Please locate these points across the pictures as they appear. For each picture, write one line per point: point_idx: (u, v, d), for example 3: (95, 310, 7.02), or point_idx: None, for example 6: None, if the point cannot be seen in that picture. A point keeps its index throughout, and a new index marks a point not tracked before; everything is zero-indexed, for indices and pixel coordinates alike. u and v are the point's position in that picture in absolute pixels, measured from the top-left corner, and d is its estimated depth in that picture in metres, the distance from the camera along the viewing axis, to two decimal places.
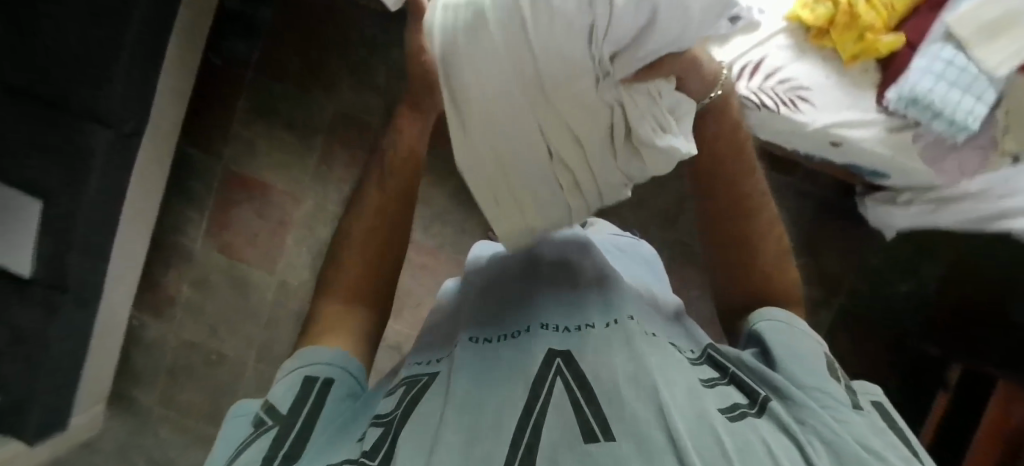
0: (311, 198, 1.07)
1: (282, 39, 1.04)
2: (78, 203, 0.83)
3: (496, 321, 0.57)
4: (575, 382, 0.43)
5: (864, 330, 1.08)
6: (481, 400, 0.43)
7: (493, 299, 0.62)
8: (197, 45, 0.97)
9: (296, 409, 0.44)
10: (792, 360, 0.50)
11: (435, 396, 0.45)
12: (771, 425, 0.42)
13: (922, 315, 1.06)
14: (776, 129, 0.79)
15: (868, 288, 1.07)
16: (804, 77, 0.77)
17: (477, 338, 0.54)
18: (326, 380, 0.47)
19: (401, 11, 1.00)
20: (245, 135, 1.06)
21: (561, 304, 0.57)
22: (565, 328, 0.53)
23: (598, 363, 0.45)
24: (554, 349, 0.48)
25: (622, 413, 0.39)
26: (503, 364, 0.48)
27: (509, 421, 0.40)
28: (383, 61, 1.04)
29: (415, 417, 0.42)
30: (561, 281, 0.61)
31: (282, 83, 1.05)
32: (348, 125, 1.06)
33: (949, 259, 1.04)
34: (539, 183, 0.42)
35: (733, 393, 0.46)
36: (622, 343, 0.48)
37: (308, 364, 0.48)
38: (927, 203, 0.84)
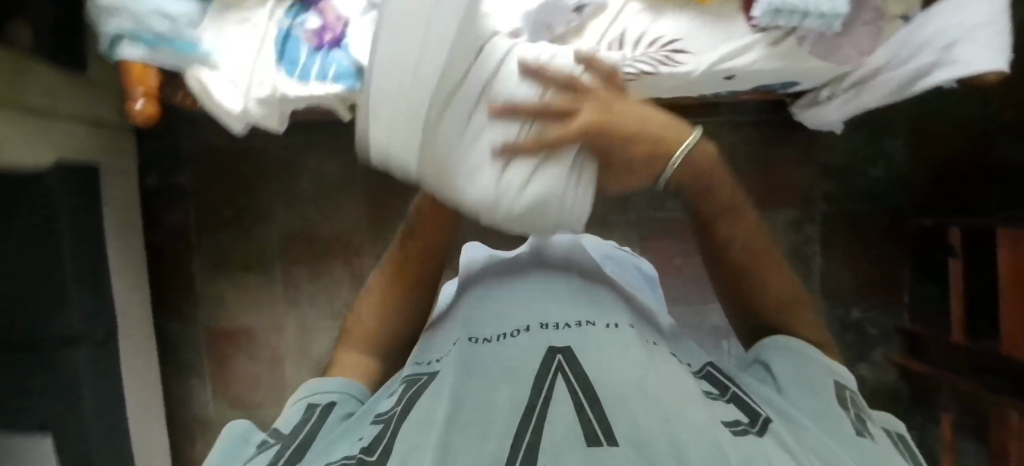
0: (291, 322, 1.09)
1: (205, 193, 1.08)
2: (84, 426, 0.86)
3: (498, 320, 0.60)
4: (576, 382, 0.45)
5: (854, 226, 1.06)
6: (485, 403, 0.44)
7: (490, 302, 0.64)
8: (134, 234, 1.03)
9: (296, 428, 0.47)
10: (796, 385, 0.48)
11: (439, 391, 0.46)
12: (774, 444, 0.39)
13: (905, 190, 1.03)
14: (661, 85, 0.80)
15: (838, 185, 1.05)
16: (670, 30, 0.77)
17: (477, 338, 0.57)
18: (329, 403, 0.51)
19: (298, 124, 1.04)
20: (211, 292, 1.10)
21: (561, 308, 0.60)
22: (564, 325, 0.56)
23: (599, 368, 0.47)
24: (555, 348, 0.51)
25: (625, 420, 0.41)
26: (505, 361, 0.51)
27: (506, 422, 0.41)
28: (303, 172, 1.07)
29: (413, 413, 0.44)
30: (561, 287, 0.65)
31: (223, 232, 1.09)
32: (296, 243, 1.09)
33: (906, 126, 1.02)
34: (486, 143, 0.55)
35: (734, 412, 0.44)
36: (621, 355, 0.50)
37: (310, 392, 0.52)
38: (846, 93, 0.84)
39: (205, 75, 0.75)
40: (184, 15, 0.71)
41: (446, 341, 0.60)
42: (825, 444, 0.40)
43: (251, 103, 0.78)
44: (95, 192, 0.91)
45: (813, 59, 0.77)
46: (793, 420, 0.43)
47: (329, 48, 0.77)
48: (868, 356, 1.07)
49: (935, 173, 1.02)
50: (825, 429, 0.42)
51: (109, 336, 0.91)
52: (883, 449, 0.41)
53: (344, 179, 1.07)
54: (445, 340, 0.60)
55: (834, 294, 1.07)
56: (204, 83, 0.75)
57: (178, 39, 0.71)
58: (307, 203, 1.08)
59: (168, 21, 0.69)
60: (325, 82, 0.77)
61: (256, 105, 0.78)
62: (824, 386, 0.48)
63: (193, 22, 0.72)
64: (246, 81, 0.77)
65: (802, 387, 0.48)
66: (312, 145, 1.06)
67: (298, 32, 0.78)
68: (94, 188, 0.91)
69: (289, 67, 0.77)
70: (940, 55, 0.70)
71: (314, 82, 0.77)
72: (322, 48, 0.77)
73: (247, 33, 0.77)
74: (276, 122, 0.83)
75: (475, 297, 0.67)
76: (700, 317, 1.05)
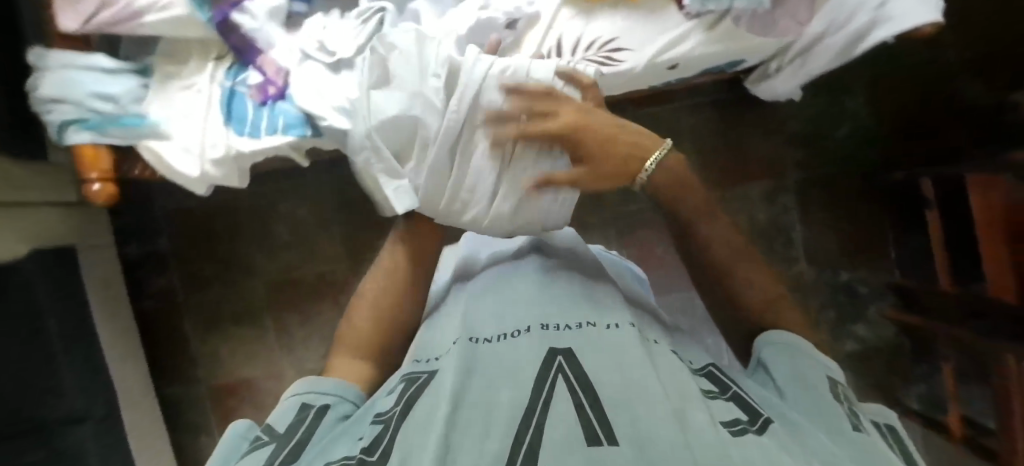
0: (289, 367, 1.10)
1: (186, 254, 1.10)
2: None
3: (497, 318, 0.55)
4: (577, 383, 0.43)
5: (829, 190, 1.05)
6: (486, 401, 0.43)
7: (485, 299, 0.60)
8: (121, 304, 1.04)
9: (292, 429, 0.45)
10: (790, 379, 0.46)
11: (439, 391, 0.44)
12: (773, 440, 0.38)
13: (875, 146, 1.02)
14: (607, 86, 0.79)
15: (806, 151, 1.05)
16: (606, 31, 0.77)
17: (478, 339, 0.52)
18: (323, 405, 0.48)
19: (264, 174, 1.06)
20: (207, 349, 1.11)
21: (561, 308, 0.56)
22: (565, 327, 0.52)
23: (603, 369, 0.45)
24: (555, 348, 0.48)
25: (629, 422, 0.38)
26: (505, 363, 0.47)
27: (505, 422, 0.39)
28: (277, 220, 1.09)
29: (413, 416, 0.42)
30: (563, 282, 0.62)
31: (210, 289, 1.10)
32: (282, 289, 1.10)
33: (864, 83, 1.01)
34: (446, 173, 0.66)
35: (733, 408, 0.42)
36: (622, 356, 0.47)
37: (306, 392, 0.49)
38: (793, 63, 0.84)
39: (158, 148, 0.75)
40: (123, 93, 0.73)
41: (444, 338, 0.57)
42: (827, 444, 0.37)
43: (208, 166, 0.77)
44: (76, 274, 0.93)
45: (754, 37, 0.77)
46: (793, 423, 0.41)
47: (274, 101, 0.77)
48: (864, 316, 1.06)
49: (903, 122, 1.01)
50: (823, 425, 0.40)
51: (111, 408, 0.92)
52: (876, 443, 0.38)
53: (317, 221, 1.09)
54: (442, 334, 0.57)
55: (819, 260, 1.07)
56: (160, 156, 0.75)
57: (123, 116, 0.72)
58: (286, 250, 1.09)
59: (111, 102, 0.72)
60: (275, 134, 0.77)
61: (213, 167, 0.77)
62: (823, 383, 0.45)
63: (136, 98, 0.75)
64: (199, 145, 0.75)
65: (796, 382, 0.46)
66: (281, 193, 1.08)
67: (242, 89, 0.77)
68: (73, 270, 0.93)
69: (238, 126, 0.77)
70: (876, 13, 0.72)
71: (267, 137, 0.77)
72: (267, 102, 0.77)
73: (191, 99, 0.77)
74: (239, 179, 0.82)
75: (472, 291, 0.63)
76: (689, 303, 1.05)
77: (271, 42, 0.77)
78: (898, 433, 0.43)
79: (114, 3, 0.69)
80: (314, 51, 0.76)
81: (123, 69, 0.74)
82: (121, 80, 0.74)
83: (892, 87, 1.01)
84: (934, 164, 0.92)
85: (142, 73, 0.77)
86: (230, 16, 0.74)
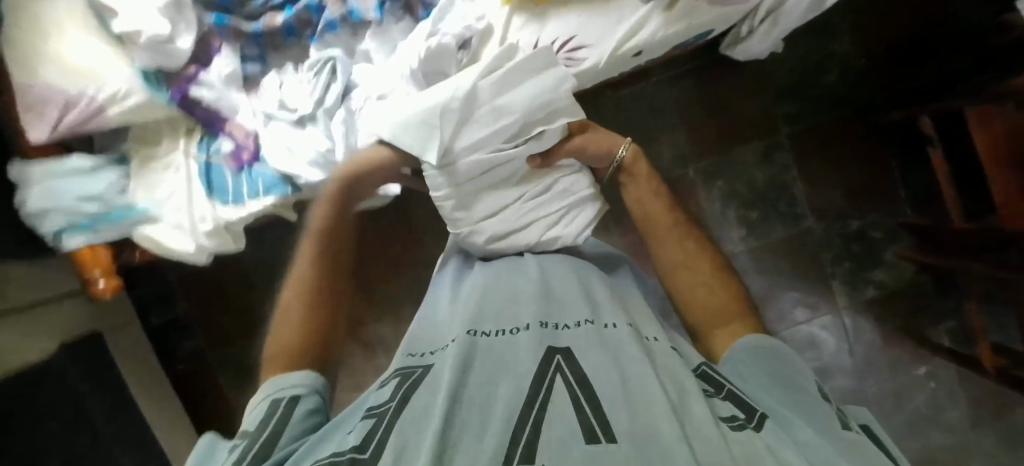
0: None
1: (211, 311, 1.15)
2: None
3: (492, 309, 0.51)
4: (577, 381, 0.39)
5: (823, 137, 1.03)
6: (483, 397, 0.39)
7: (478, 291, 0.55)
8: (156, 372, 1.09)
9: (262, 427, 0.43)
10: (779, 384, 0.45)
11: (436, 385, 0.41)
12: (773, 439, 0.37)
13: (863, 87, 0.99)
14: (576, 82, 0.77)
15: (795, 104, 1.02)
16: (560, 32, 0.74)
17: (476, 331, 0.47)
18: (293, 397, 0.47)
19: (262, 229, 1.09)
20: (244, 399, 1.15)
21: (563, 303, 0.51)
22: (566, 324, 0.47)
23: (605, 365, 0.41)
24: (553, 345, 0.44)
25: (629, 421, 0.35)
26: (498, 360, 0.43)
27: (502, 420, 0.36)
28: (284, 267, 1.12)
29: (410, 405, 0.39)
30: (558, 273, 0.57)
31: (236, 343, 1.15)
32: None
33: (848, 21, 0.97)
34: (492, 175, 0.63)
35: (729, 408, 0.40)
36: (624, 351, 0.43)
37: (275, 389, 0.48)
38: (764, 23, 0.80)
39: (152, 232, 0.76)
40: (106, 189, 0.75)
41: (439, 333, 0.52)
42: (815, 443, 0.37)
43: (202, 239, 0.77)
44: (105, 356, 0.97)
45: (714, 8, 0.73)
46: (778, 416, 0.41)
47: (250, 166, 0.78)
48: (882, 260, 1.04)
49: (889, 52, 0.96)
50: (816, 423, 0.40)
51: None
52: (864, 442, 0.39)
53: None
54: (440, 330, 0.52)
55: (825, 213, 1.04)
56: (157, 240, 0.76)
57: (112, 211, 0.74)
58: None
59: (98, 201, 0.74)
60: (258, 196, 0.77)
61: (207, 239, 0.77)
62: (806, 379, 0.46)
63: (119, 190, 0.76)
64: (189, 220, 0.76)
65: (779, 383, 0.45)
66: (282, 242, 1.11)
67: (218, 160, 0.78)
68: (102, 353, 0.97)
69: (222, 195, 0.78)
70: None
71: (250, 201, 0.77)
72: (243, 167, 0.78)
73: (172, 177, 0.78)
74: (238, 243, 0.82)
75: (471, 282, 0.59)
76: None
77: (235, 106, 0.76)
78: (871, 430, 0.43)
79: (76, 101, 0.69)
80: (277, 111, 0.75)
81: (101, 165, 0.76)
82: (102, 176, 0.75)
83: (878, 23, 0.96)
84: (937, 93, 0.87)
85: (120, 162, 0.78)
86: (189, 92, 0.74)
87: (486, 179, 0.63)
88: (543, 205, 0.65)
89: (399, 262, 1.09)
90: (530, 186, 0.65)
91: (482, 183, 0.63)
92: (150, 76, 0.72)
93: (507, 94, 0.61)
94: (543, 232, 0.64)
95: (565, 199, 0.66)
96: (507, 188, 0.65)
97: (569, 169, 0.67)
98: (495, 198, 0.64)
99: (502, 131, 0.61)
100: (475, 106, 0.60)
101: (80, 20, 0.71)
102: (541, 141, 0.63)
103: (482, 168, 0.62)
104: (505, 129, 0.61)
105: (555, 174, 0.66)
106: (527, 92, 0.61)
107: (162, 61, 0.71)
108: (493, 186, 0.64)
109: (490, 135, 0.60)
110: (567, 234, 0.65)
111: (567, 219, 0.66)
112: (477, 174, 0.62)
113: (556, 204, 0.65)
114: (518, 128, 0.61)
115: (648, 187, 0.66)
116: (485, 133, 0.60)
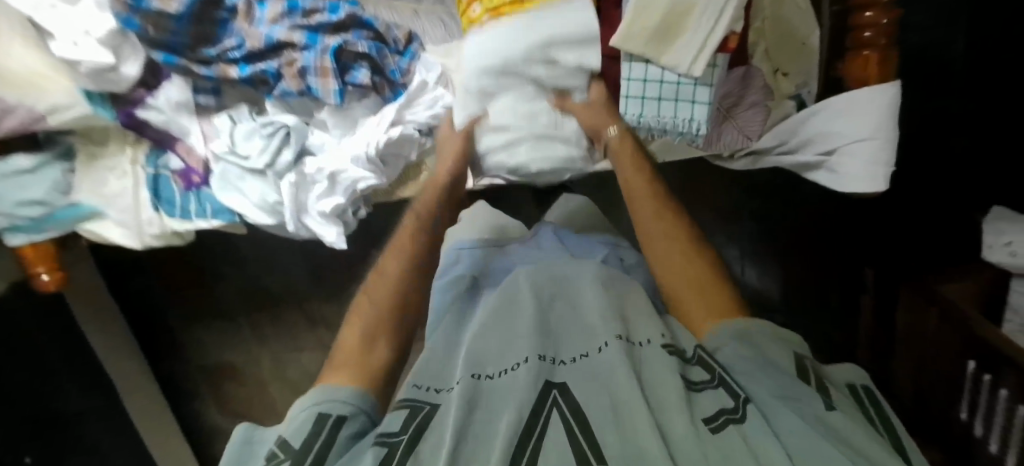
0: (266, 356, 1.14)
1: (174, 290, 1.10)
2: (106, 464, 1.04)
3: (500, 346, 0.47)
4: (574, 418, 0.37)
5: (780, 245, 0.93)
6: (487, 437, 0.37)
7: (493, 331, 0.49)
8: (116, 309, 1.10)
9: (308, 443, 0.40)
10: (762, 371, 0.43)
11: (442, 428, 0.39)
12: (760, 429, 0.37)
13: (825, 205, 0.89)
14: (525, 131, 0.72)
15: (761, 204, 0.92)
16: None
17: (479, 374, 0.44)
18: (339, 418, 0.42)
19: None
20: (189, 338, 1.15)
21: (573, 334, 0.49)
22: (563, 359, 0.45)
23: (600, 391, 0.39)
24: (550, 380, 0.42)
25: (622, 447, 0.35)
26: (493, 400, 0.41)
27: (500, 450, 0.34)
28: (229, 259, 1.06)
29: (421, 448, 0.37)
30: (565, 296, 0.54)
31: (181, 294, 1.11)
32: (251, 296, 1.09)
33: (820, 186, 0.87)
34: (505, 81, 0.63)
35: (720, 396, 0.40)
36: (616, 372, 0.41)
37: (323, 401, 0.44)
38: (745, 158, 0.74)
39: (98, 228, 0.78)
40: (48, 192, 0.72)
41: (448, 363, 0.49)
42: (798, 429, 0.37)
43: (148, 238, 0.79)
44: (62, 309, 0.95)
45: (697, 149, 0.71)
46: (762, 401, 0.41)
47: (199, 188, 0.76)
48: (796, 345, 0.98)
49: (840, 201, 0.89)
50: (797, 406, 0.39)
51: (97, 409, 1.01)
52: (840, 421, 0.38)
53: (266, 253, 1.05)
54: (449, 361, 0.50)
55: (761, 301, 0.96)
56: (100, 234, 0.78)
57: (56, 212, 0.74)
58: (252, 264, 1.06)
59: (40, 206, 0.72)
60: (207, 216, 0.77)
61: (153, 239, 0.80)
62: (785, 370, 0.44)
63: (63, 189, 0.74)
64: (136, 223, 0.78)
65: (764, 369, 0.43)
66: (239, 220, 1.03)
67: (166, 173, 0.77)
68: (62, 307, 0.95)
69: (168, 206, 0.77)
70: (836, 150, 0.63)
71: (198, 218, 0.77)
72: (192, 188, 0.76)
73: (119, 181, 0.76)
74: (187, 239, 0.83)
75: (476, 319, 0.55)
76: None
77: (186, 130, 0.72)
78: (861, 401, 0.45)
79: (12, 111, 0.63)
80: (227, 154, 0.71)
81: (42, 163, 0.72)
82: (45, 176, 0.72)
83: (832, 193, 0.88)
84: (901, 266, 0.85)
85: (66, 156, 0.74)
86: (136, 114, 0.70)
87: (495, 84, 0.63)
88: (523, 132, 0.65)
89: (321, 280, 1.06)
90: (527, 108, 0.64)
91: (490, 85, 0.63)
92: (94, 94, 0.67)
93: (547, 23, 0.60)
94: (506, 140, 0.67)
95: (550, 137, 0.66)
96: (509, 101, 0.64)
97: (564, 119, 0.65)
98: (495, 105, 0.65)
99: (527, 48, 0.60)
100: (514, 30, 0.60)
101: (15, 27, 0.63)
102: (554, 70, 0.62)
103: (496, 81, 0.63)
104: (527, 49, 0.60)
105: (551, 111, 0.65)
106: (563, 22, 0.59)
107: (105, 86, 0.64)
108: (499, 92, 0.64)
109: (512, 47, 0.60)
110: (531, 156, 0.67)
111: (546, 156, 0.67)
112: (488, 88, 0.64)
113: (544, 137, 0.66)
114: (540, 50, 0.60)
115: (630, 168, 0.65)
116: (507, 48, 0.61)
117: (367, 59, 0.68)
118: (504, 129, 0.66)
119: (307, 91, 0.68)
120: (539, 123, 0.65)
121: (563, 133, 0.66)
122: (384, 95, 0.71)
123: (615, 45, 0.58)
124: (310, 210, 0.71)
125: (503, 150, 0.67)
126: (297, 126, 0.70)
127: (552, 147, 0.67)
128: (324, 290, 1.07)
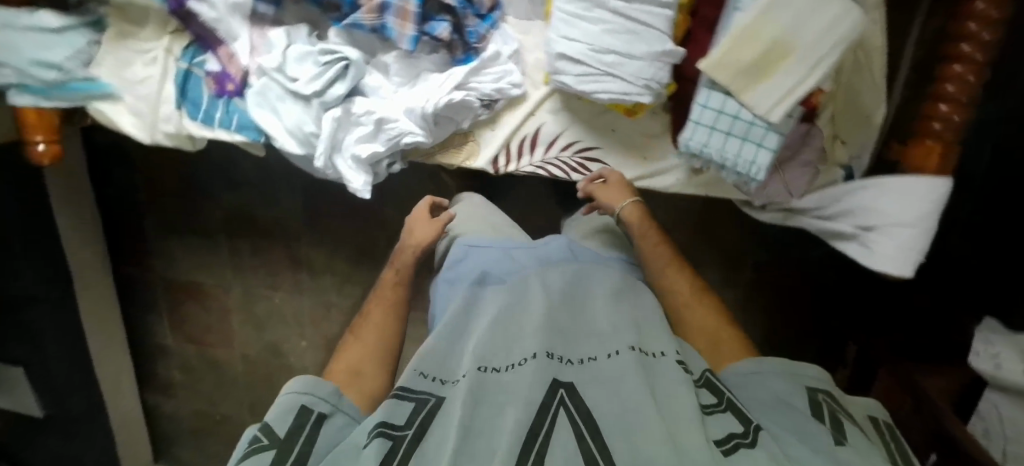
0: (236, 283, 1.09)
1: (158, 193, 1.05)
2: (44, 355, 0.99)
3: (506, 342, 0.46)
4: (581, 421, 0.37)
5: (772, 299, 0.97)
6: (494, 429, 0.37)
7: (499, 327, 0.48)
8: (91, 198, 1.03)
9: (293, 434, 0.42)
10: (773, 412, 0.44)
11: (447, 420, 0.39)
12: (768, 456, 0.36)
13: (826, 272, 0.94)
14: (575, 114, 0.72)
15: (767, 255, 0.94)
16: (568, 131, 0.72)
17: (486, 368, 0.43)
18: (321, 414, 0.44)
19: None
20: (161, 245, 1.09)
21: (585, 338, 0.47)
22: (570, 358, 0.44)
23: (610, 399, 0.39)
24: (558, 378, 0.41)
25: (629, 456, 0.35)
26: (503, 396, 0.40)
27: (505, 450, 0.34)
28: (226, 173, 1.01)
29: (427, 440, 0.38)
30: (574, 297, 0.52)
31: (166, 198, 1.05)
32: (238, 219, 1.04)
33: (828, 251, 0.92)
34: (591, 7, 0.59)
35: (730, 423, 0.40)
36: (627, 379, 0.40)
37: (306, 391, 0.45)
38: (777, 211, 0.75)
39: (110, 111, 0.72)
40: (69, 59, 0.68)
41: (455, 350, 0.49)
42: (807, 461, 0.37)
43: (160, 137, 0.74)
44: (39, 185, 0.89)
45: (739, 192, 0.71)
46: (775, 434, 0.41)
47: (230, 96, 0.71)
48: None
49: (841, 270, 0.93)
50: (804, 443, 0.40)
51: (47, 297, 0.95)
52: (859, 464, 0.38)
53: (266, 177, 0.99)
54: (456, 351, 0.48)
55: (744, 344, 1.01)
56: (110, 118, 0.72)
57: (70, 82, 0.69)
58: (248, 186, 1.01)
59: (56, 70, 0.67)
60: (230, 129, 0.72)
61: (167, 138, 0.74)
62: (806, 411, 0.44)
63: (83, 61, 0.70)
64: (152, 116, 0.72)
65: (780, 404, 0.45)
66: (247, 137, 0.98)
67: (199, 73, 0.71)
68: (37, 184, 0.88)
69: (193, 108, 0.72)
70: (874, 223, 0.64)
71: (219, 128, 0.72)
72: (223, 95, 0.71)
73: (145, 67, 0.71)
74: (200, 147, 0.77)
75: (482, 310, 0.53)
76: None
77: (233, 35, 0.69)
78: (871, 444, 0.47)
79: None
80: (274, 71, 0.67)
81: (68, 28, 0.68)
82: (69, 40, 0.68)
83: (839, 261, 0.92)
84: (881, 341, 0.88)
85: (94, 26, 0.71)
86: (186, 5, 0.66)
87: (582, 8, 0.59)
88: (596, 60, 0.60)
89: (316, 223, 1.01)
90: (605, 36, 0.59)
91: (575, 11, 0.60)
92: None
93: None
94: (579, 73, 0.62)
95: (620, 72, 0.59)
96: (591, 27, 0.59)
97: (637, 55, 0.58)
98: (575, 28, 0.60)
99: None
100: None
101: None
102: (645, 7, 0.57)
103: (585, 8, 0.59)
104: None
105: (625, 44, 0.58)
106: None
107: None
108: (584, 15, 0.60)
109: None
110: (598, 87, 0.61)
111: (611, 89, 0.60)
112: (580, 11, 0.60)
113: (617, 67, 0.59)
114: None
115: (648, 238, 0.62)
116: None
117: (449, 13, 0.65)
118: (580, 54, 0.60)
119: (379, 29, 0.65)
120: (611, 55, 0.59)
121: (634, 72, 0.59)
122: (454, 55, 0.68)
123: (703, 68, 0.58)
124: (343, 151, 0.69)
125: (578, 77, 0.62)
126: (357, 61, 0.66)
127: (619, 83, 0.60)
128: (316, 230, 1.02)
